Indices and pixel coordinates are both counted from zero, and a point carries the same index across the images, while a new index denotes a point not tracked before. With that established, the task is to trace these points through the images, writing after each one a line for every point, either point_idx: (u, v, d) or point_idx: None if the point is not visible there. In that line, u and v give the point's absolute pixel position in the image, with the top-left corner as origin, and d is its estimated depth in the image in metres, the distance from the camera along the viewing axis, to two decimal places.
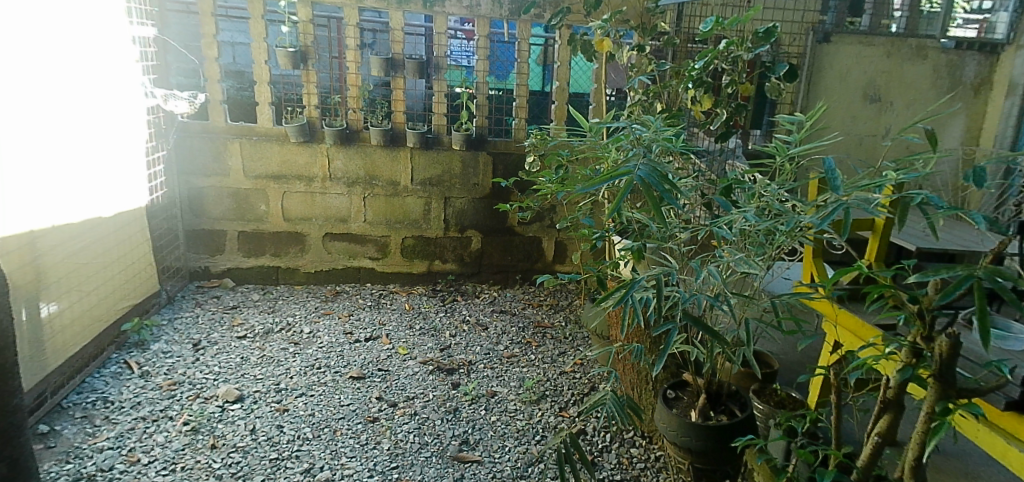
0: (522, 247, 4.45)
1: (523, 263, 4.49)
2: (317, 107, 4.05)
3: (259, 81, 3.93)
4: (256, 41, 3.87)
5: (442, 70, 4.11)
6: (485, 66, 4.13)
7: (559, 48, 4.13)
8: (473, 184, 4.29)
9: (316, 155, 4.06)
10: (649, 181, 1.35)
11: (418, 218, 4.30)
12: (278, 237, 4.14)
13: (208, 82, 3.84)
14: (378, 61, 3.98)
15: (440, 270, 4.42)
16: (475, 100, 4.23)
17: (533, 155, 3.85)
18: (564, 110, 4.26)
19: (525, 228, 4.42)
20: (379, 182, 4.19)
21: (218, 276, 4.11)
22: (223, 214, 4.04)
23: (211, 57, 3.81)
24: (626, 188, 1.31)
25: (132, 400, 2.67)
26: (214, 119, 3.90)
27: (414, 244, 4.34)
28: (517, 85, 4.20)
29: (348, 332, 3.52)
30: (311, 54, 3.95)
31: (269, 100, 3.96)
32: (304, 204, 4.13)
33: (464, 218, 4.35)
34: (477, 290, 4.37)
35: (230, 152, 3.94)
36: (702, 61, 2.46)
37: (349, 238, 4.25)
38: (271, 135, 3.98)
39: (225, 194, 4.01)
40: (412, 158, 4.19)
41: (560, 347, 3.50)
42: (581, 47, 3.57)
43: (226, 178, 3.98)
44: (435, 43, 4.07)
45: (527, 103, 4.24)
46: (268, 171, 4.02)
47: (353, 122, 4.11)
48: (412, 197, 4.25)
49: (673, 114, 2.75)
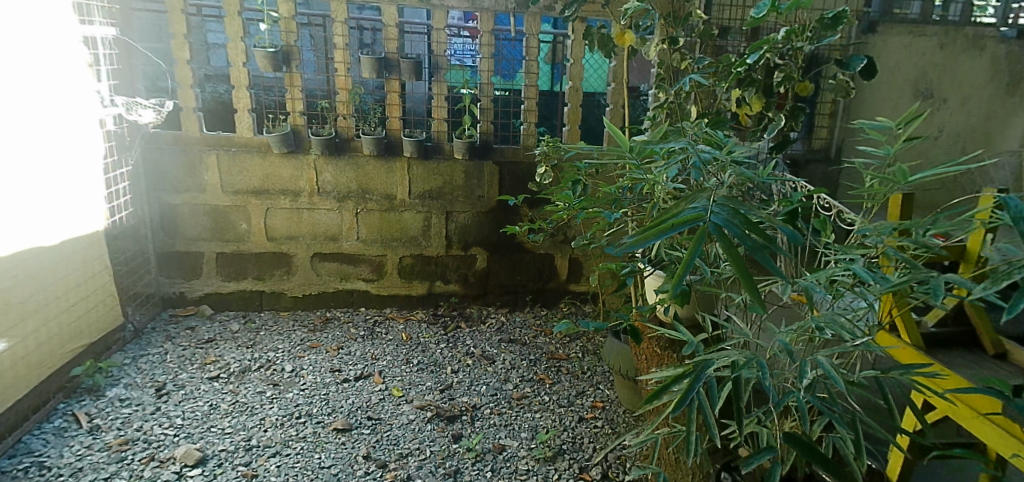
0: (532, 266, 4.01)
1: (534, 283, 4.05)
2: (302, 114, 3.63)
3: (238, 86, 3.52)
4: (232, 40, 3.45)
5: (442, 70, 3.68)
6: (490, 66, 3.70)
7: (572, 43, 3.69)
8: (477, 196, 3.86)
9: (302, 168, 3.64)
10: (729, 228, 0.91)
11: (417, 235, 3.87)
12: (261, 258, 3.73)
13: (180, 88, 3.44)
14: (369, 60, 3.54)
15: (442, 291, 3.99)
16: (478, 104, 3.80)
17: (544, 165, 3.41)
18: (578, 113, 3.83)
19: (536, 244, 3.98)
20: (373, 196, 3.77)
21: (195, 302, 3.70)
22: (200, 234, 3.63)
23: (182, 59, 3.39)
24: (698, 242, 0.87)
25: (73, 466, 2.27)
26: (188, 129, 3.49)
27: (413, 264, 3.92)
28: (525, 87, 3.77)
29: (335, 370, 3.10)
30: (295, 54, 3.53)
31: (248, 107, 3.54)
32: (290, 221, 3.71)
33: (468, 234, 3.92)
34: (483, 315, 3.93)
35: (205, 166, 3.53)
36: (755, 57, 2.01)
37: (340, 259, 3.83)
38: (252, 146, 3.57)
39: (202, 212, 3.59)
40: (409, 169, 3.76)
41: (578, 385, 3.06)
42: (599, 43, 3.13)
43: (202, 194, 3.57)
44: (434, 40, 3.63)
45: (536, 106, 3.81)
46: (249, 186, 3.61)
47: (343, 130, 3.69)
48: (410, 212, 3.82)
49: (713, 119, 2.30)
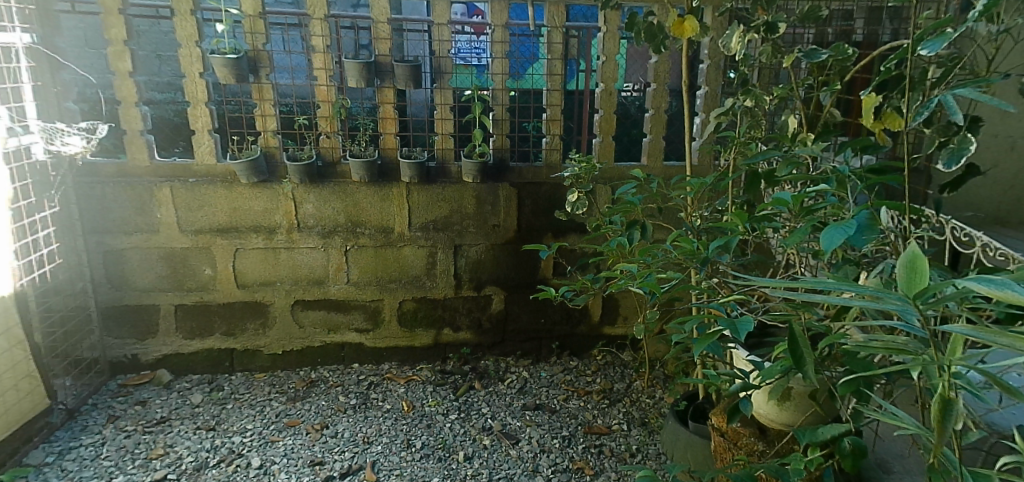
0: (559, 306, 3.34)
1: (561, 327, 3.36)
2: (275, 133, 2.98)
3: (195, 102, 2.88)
4: (185, 46, 2.81)
5: (446, 75, 3.01)
6: (504, 67, 3.04)
7: (605, 36, 3.02)
8: (490, 226, 3.20)
9: (277, 199, 3.00)
10: None
11: (420, 274, 3.22)
12: (231, 309, 3.09)
13: (122, 107, 2.80)
14: (355, 65, 2.88)
15: (450, 341, 3.33)
16: (491, 113, 3.14)
17: (576, 190, 2.73)
18: (612, 121, 3.17)
19: (563, 280, 3.31)
20: (365, 229, 3.12)
21: (151, 366, 3.07)
22: (154, 284, 2.98)
23: (123, 71, 2.76)
24: None
25: None
26: (136, 156, 2.85)
27: (415, 309, 3.26)
28: (547, 91, 3.10)
29: (315, 463, 2.43)
30: (263, 61, 2.89)
31: (208, 127, 2.90)
32: (265, 263, 3.08)
33: (482, 270, 3.26)
34: (502, 369, 3.26)
35: (157, 201, 2.89)
36: (933, 46, 1.29)
37: (328, 307, 3.19)
38: (215, 175, 2.94)
39: (156, 257, 2.95)
40: (408, 196, 3.10)
41: (627, 476, 2.38)
42: (644, 34, 2.45)
43: (156, 236, 2.93)
44: (434, 38, 2.97)
45: (561, 115, 3.14)
46: (212, 223, 2.97)
47: (326, 151, 3.04)
48: (410, 248, 3.17)
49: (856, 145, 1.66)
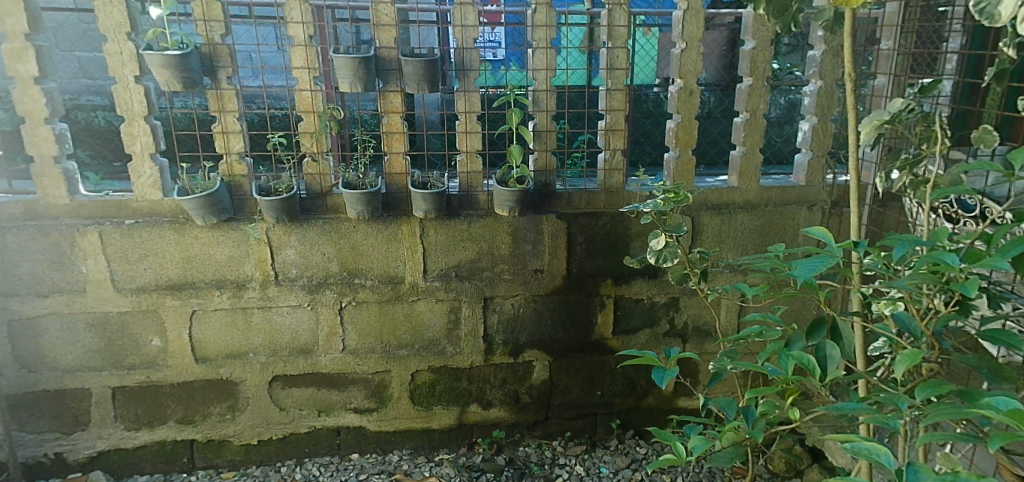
0: (621, 375, 2.55)
1: (623, 400, 2.58)
2: (242, 156, 2.21)
3: (129, 116, 2.12)
4: (111, 40, 2.04)
5: (471, 73, 2.23)
6: (550, 61, 2.23)
7: (688, 14, 2.23)
8: (531, 271, 2.42)
9: (245, 244, 2.24)
10: None
11: (438, 337, 2.44)
12: (187, 389, 2.33)
13: (26, 125, 2.06)
14: (348, 61, 2.09)
15: (478, 421, 2.54)
16: (530, 123, 2.34)
17: (662, 235, 1.93)
18: (692, 131, 2.37)
19: (628, 340, 2.52)
20: (366, 280, 2.35)
21: (82, 468, 2.32)
22: (81, 361, 2.23)
23: (24, 76, 2.00)
24: None
25: None
26: (49, 193, 2.11)
27: (433, 381, 2.48)
28: (605, 91, 2.30)
29: None
30: (223, 59, 2.12)
31: (151, 151, 2.14)
32: (233, 328, 2.31)
33: (519, 331, 2.48)
34: (547, 461, 2.48)
35: (81, 252, 2.15)
36: None
37: (318, 382, 2.41)
38: (162, 214, 2.19)
39: (83, 326, 2.20)
40: (421, 236, 2.33)
41: None
42: (772, 7, 1.74)
43: (83, 298, 2.18)
44: (456, 22, 2.17)
45: (624, 123, 2.34)
46: (160, 278, 2.22)
47: (311, 179, 2.26)
48: (425, 303, 2.40)
49: None
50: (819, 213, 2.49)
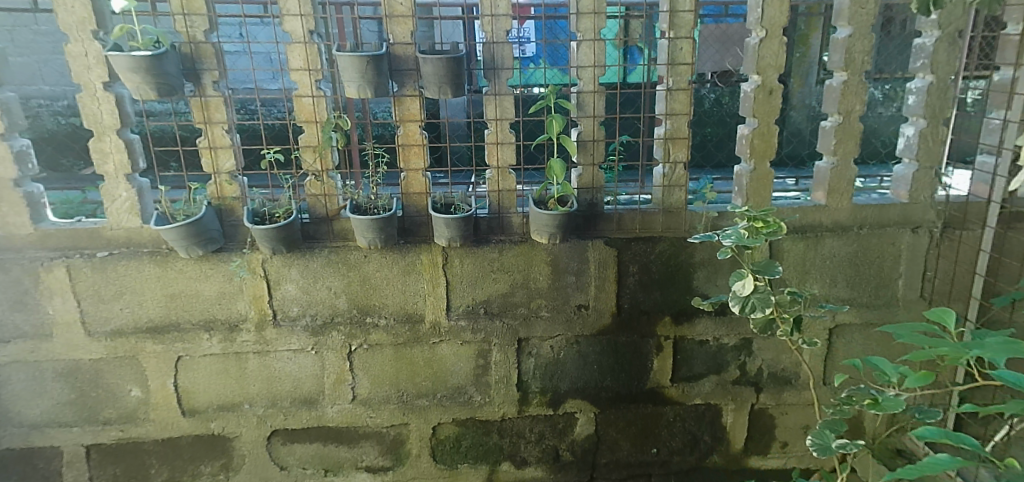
0: (681, 429, 2.15)
1: (682, 458, 2.19)
2: (233, 175, 1.87)
3: (98, 130, 1.78)
4: (74, 39, 1.70)
5: (502, 71, 1.84)
6: (599, 56, 1.83)
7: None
8: (574, 308, 2.03)
9: (237, 279, 1.90)
10: None
11: (466, 385, 2.07)
12: (174, 446, 2.00)
13: None
14: (354, 59, 1.71)
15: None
16: (573, 130, 1.94)
17: (750, 273, 1.55)
18: (771, 138, 1.94)
19: (691, 390, 2.11)
20: (379, 319, 1.98)
21: None
22: (50, 416, 1.92)
23: None
24: None
25: None
26: (6, 222, 1.79)
27: (458, 436, 2.11)
28: (666, 92, 1.89)
29: None
30: (207, 60, 1.77)
31: (125, 170, 1.80)
32: (225, 375, 1.97)
33: (561, 378, 2.09)
34: None
35: (46, 290, 1.82)
36: None
37: (325, 438, 2.07)
38: (141, 244, 1.85)
39: (52, 377, 1.89)
40: (443, 268, 1.95)
41: None
42: None
43: (49, 344, 1.86)
44: (484, 9, 1.78)
45: (689, 130, 1.92)
46: (138, 320, 1.89)
47: (314, 201, 1.90)
48: (449, 346, 2.03)
49: None
50: (926, 237, 2.04)
